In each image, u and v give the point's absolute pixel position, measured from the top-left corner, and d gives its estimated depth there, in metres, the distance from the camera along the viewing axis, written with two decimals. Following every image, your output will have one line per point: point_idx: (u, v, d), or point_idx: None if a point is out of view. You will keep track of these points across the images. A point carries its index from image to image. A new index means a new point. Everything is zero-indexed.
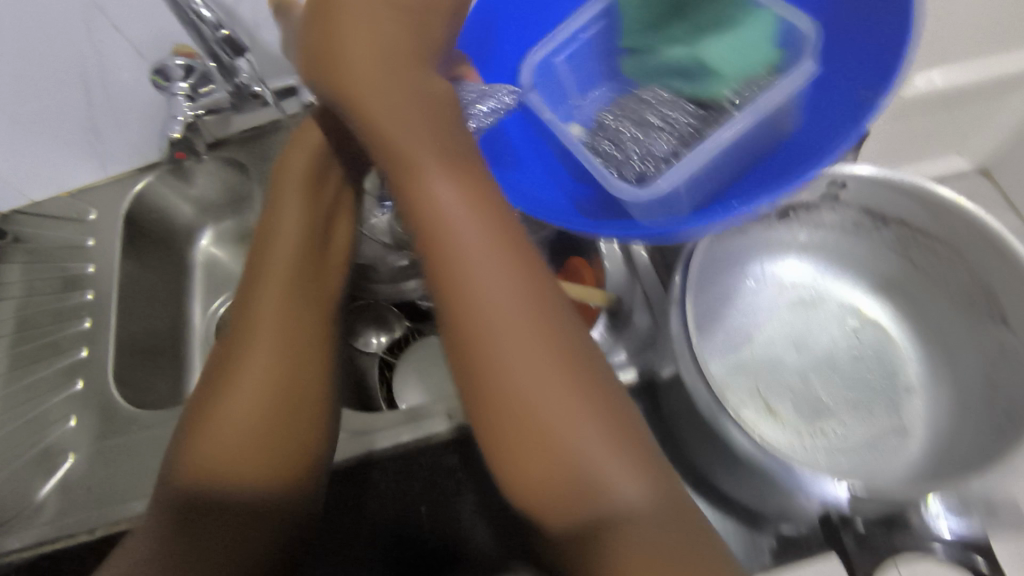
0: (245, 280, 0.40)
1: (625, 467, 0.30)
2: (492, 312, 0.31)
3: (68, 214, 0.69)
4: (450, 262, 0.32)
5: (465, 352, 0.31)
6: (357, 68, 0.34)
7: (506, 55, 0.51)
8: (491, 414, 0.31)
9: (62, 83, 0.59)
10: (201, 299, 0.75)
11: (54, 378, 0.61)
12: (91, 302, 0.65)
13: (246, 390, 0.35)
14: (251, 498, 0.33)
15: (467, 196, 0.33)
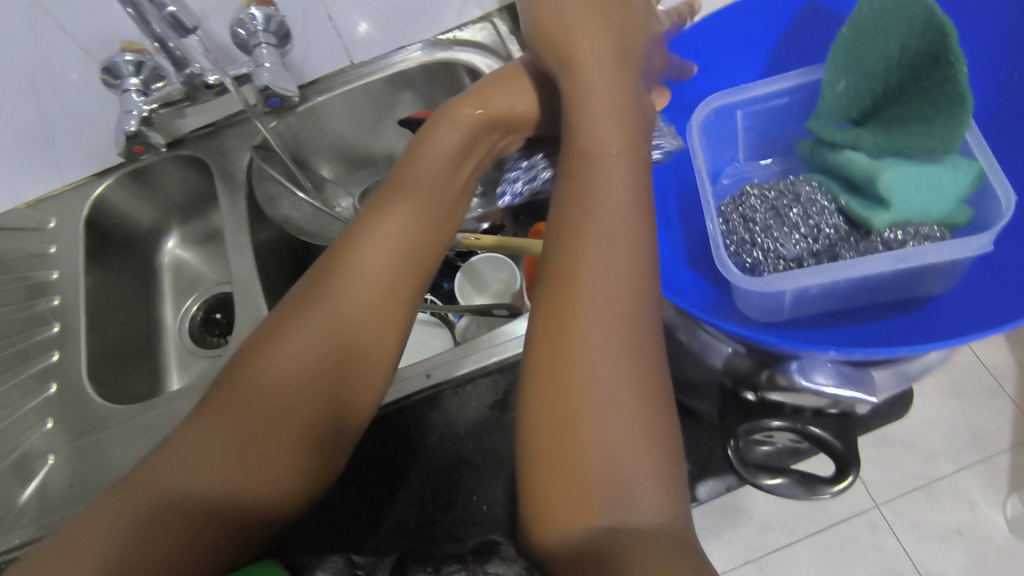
0: (321, 268, 0.42)
1: (651, 478, 0.30)
2: (598, 286, 0.34)
3: (28, 223, 0.69)
4: (574, 242, 0.35)
5: (555, 311, 0.34)
6: (591, 80, 0.41)
7: (691, 87, 0.56)
8: (550, 381, 0.32)
9: (10, 86, 0.59)
10: (172, 300, 0.76)
11: (27, 385, 0.60)
12: (58, 308, 0.64)
13: (280, 379, 0.37)
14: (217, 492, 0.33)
15: (627, 183, 0.37)
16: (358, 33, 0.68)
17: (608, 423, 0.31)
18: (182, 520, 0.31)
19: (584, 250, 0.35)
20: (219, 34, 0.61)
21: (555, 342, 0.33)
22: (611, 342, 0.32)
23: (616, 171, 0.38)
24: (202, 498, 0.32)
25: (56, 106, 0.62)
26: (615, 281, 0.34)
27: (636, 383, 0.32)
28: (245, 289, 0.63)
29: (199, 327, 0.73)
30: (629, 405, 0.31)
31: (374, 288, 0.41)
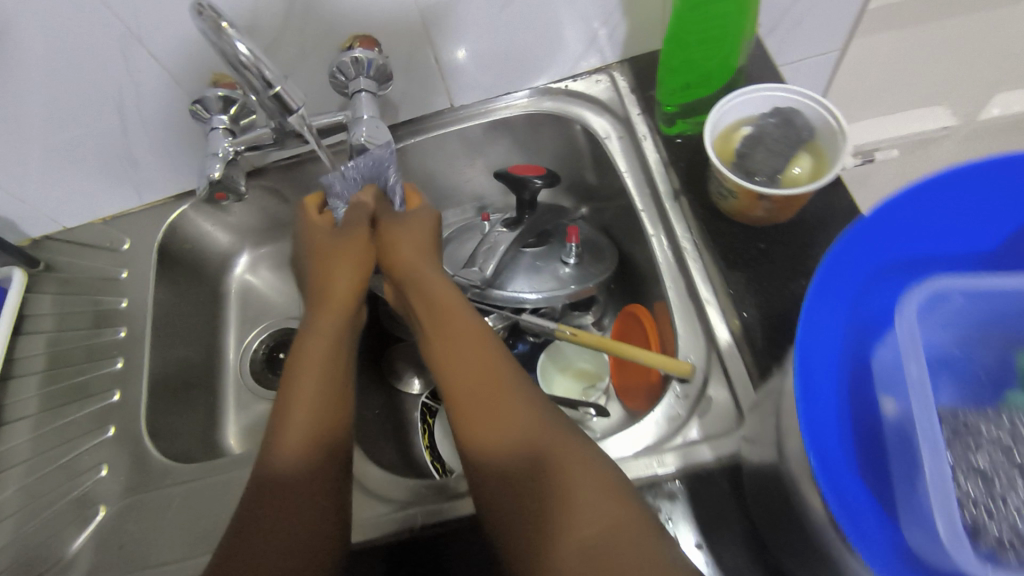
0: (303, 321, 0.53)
1: (599, 491, 0.39)
2: (495, 368, 0.47)
3: (102, 243, 0.67)
4: (456, 346, 0.49)
5: (477, 402, 0.45)
6: (406, 238, 0.55)
7: (899, 223, 0.32)
8: (505, 450, 0.42)
9: (99, 111, 0.56)
10: (236, 331, 0.73)
11: (86, 421, 0.58)
12: (123, 341, 0.63)
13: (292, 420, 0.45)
14: (290, 502, 0.41)
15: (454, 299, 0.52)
16: (464, 76, 0.63)
17: (536, 442, 0.42)
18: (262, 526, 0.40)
19: (447, 343, 0.49)
20: (317, 72, 0.57)
21: (494, 422, 0.43)
22: (499, 391, 0.45)
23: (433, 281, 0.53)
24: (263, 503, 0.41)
25: (142, 133, 0.59)
26: (457, 357, 0.48)
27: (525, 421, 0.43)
28: None
29: (261, 364, 0.70)
30: (525, 443, 0.42)
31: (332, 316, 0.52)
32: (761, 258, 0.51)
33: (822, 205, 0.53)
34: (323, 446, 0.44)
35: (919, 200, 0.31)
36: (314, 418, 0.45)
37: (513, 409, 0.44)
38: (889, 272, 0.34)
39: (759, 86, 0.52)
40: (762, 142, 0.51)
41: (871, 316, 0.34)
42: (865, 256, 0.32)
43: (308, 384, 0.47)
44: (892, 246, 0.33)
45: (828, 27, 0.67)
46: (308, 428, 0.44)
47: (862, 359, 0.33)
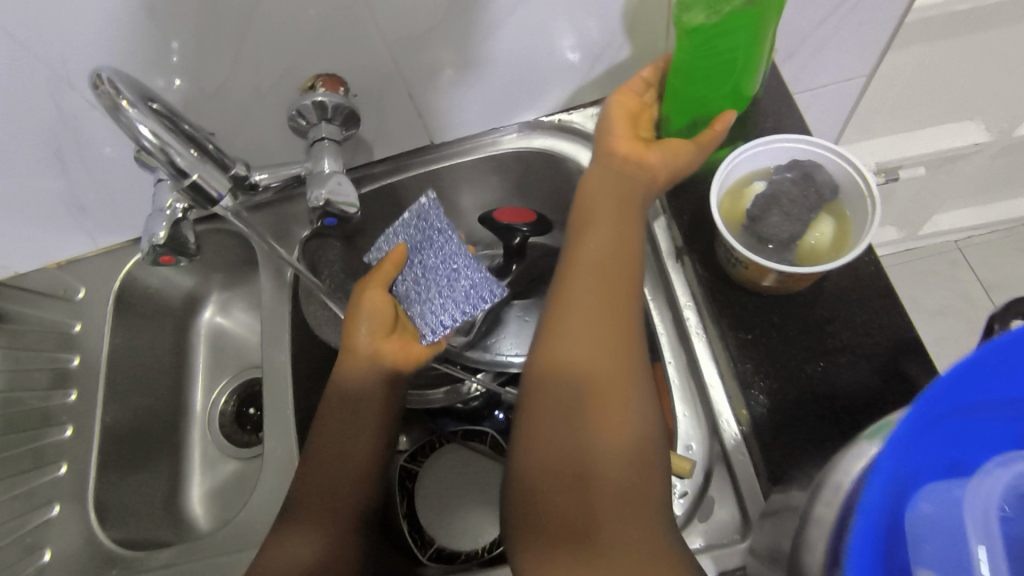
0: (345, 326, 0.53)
1: (645, 455, 0.38)
2: (613, 284, 0.43)
3: (54, 290, 0.62)
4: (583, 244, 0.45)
5: (583, 309, 0.42)
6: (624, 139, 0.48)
7: (988, 377, 0.27)
8: (585, 369, 0.40)
9: (36, 159, 0.50)
10: (205, 379, 0.68)
11: (38, 494, 0.55)
12: (76, 404, 0.58)
13: (329, 415, 0.51)
14: (308, 492, 0.47)
15: (616, 208, 0.46)
16: (444, 112, 0.57)
17: (610, 383, 0.40)
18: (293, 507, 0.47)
19: (580, 246, 0.45)
20: (279, 114, 0.51)
21: (590, 338, 0.41)
22: (612, 314, 0.41)
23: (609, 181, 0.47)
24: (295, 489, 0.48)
25: (87, 180, 0.53)
26: (598, 265, 0.43)
27: (619, 356, 0.40)
28: (277, 411, 0.54)
29: (229, 420, 0.66)
30: (609, 375, 0.40)
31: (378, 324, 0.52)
32: (772, 333, 0.46)
33: (843, 272, 0.47)
34: (348, 448, 0.49)
35: (1001, 352, 0.27)
36: (343, 418, 0.50)
37: (620, 362, 0.40)
38: (949, 420, 0.27)
39: (773, 137, 0.46)
40: (777, 204, 0.44)
41: (917, 471, 0.28)
42: (940, 403, 0.26)
43: (342, 378, 0.51)
44: (954, 395, 0.27)
45: (854, 49, 0.60)
46: (338, 424, 0.50)
47: (895, 516, 0.27)
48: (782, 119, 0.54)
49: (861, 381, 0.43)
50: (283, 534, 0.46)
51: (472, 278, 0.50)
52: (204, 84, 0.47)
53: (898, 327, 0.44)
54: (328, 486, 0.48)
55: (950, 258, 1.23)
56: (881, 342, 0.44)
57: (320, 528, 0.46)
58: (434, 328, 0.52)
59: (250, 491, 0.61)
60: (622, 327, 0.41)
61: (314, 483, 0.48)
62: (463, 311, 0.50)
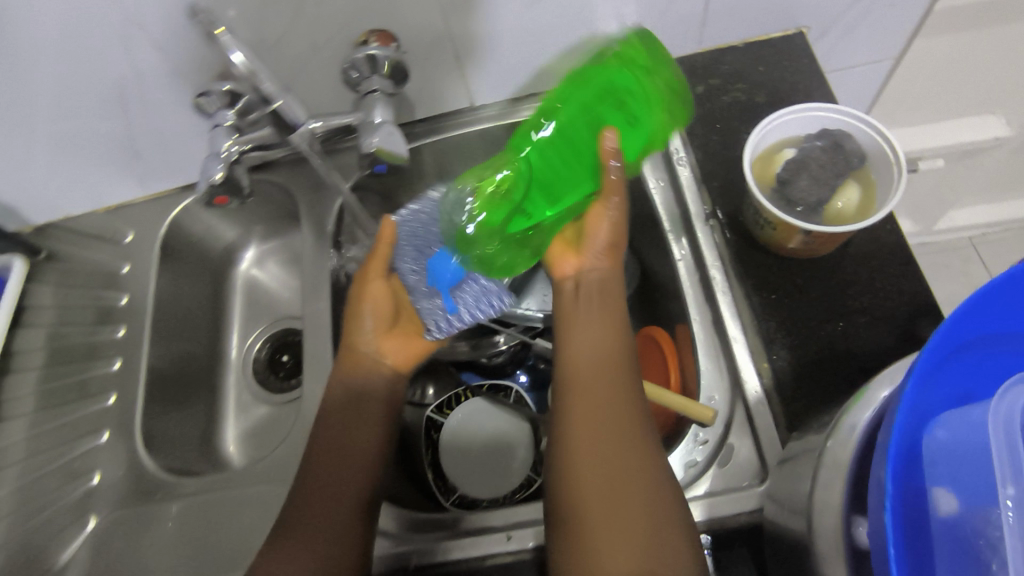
0: (347, 328, 0.52)
1: (663, 524, 0.36)
2: (602, 364, 0.42)
3: (105, 234, 0.65)
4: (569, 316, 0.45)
5: (569, 386, 0.41)
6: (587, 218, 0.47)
7: (1004, 309, 0.29)
8: (580, 448, 0.38)
9: (100, 102, 0.53)
10: (240, 328, 0.71)
11: (85, 423, 0.58)
12: (123, 341, 0.61)
13: (329, 416, 0.49)
14: (311, 496, 0.44)
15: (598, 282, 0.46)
16: (487, 74, 0.59)
17: (611, 457, 0.37)
18: (292, 512, 0.44)
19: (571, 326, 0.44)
20: (330, 68, 0.54)
21: (581, 416, 0.39)
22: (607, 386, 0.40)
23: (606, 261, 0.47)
24: (292, 497, 0.45)
25: (144, 124, 0.56)
26: (597, 334, 0.43)
27: (619, 430, 0.39)
28: (316, 353, 0.56)
29: (262, 366, 0.68)
30: (613, 450, 0.38)
31: (381, 317, 0.52)
32: (796, 295, 0.48)
33: (867, 239, 0.49)
34: (353, 446, 0.47)
35: (1007, 286, 0.28)
36: (347, 419, 0.48)
37: (620, 434, 0.38)
38: (965, 353, 0.29)
39: (803, 106, 0.48)
40: (807, 169, 0.46)
41: (941, 400, 0.29)
42: (954, 335, 0.28)
43: (349, 374, 0.50)
44: (972, 325, 0.29)
45: (886, 31, 0.61)
46: (338, 425, 0.48)
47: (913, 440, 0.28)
48: (813, 94, 0.56)
49: (879, 342, 0.45)
50: (285, 540, 0.42)
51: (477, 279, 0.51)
52: (264, 34, 0.49)
53: (917, 293, 0.46)
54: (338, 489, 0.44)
55: (963, 253, 1.25)
56: (900, 307, 0.46)
57: (324, 522, 0.43)
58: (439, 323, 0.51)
59: (281, 434, 0.64)
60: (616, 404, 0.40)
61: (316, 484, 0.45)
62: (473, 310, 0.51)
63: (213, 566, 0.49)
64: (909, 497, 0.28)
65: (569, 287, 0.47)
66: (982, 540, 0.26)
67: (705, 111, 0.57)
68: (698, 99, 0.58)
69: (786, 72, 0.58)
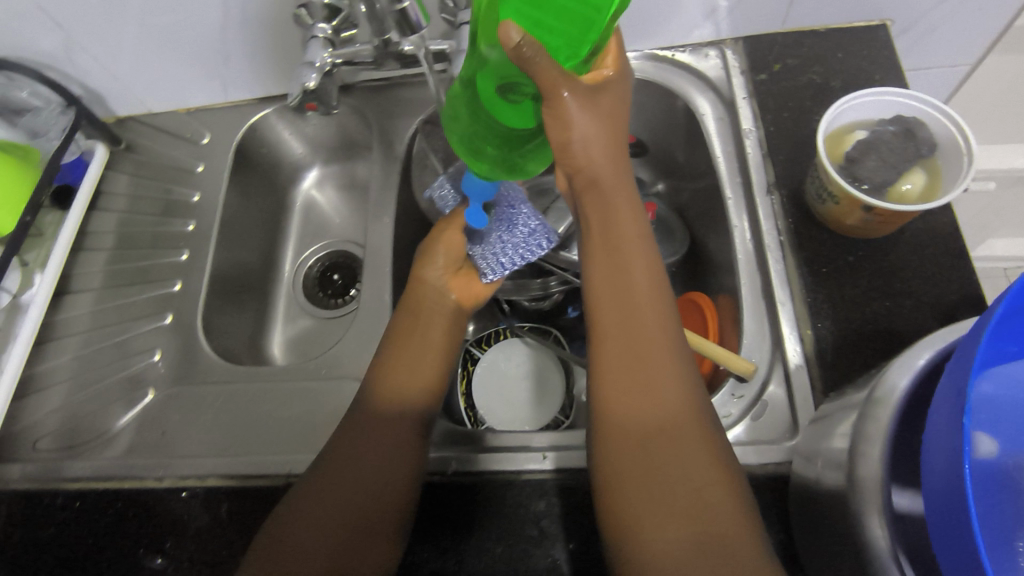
0: (415, 268, 0.56)
1: (712, 496, 0.37)
2: (637, 333, 0.41)
3: (183, 133, 0.68)
4: (598, 271, 0.43)
5: (598, 364, 0.42)
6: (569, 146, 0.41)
7: None
8: (614, 428, 0.39)
9: (205, 3, 0.55)
10: (295, 244, 0.73)
11: (147, 306, 0.61)
12: (190, 235, 0.64)
13: (381, 362, 0.50)
14: (359, 437, 0.46)
15: (620, 224, 0.43)
16: None
17: (654, 438, 0.38)
18: (338, 450, 0.45)
19: (603, 286, 0.43)
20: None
21: (613, 393, 0.40)
22: (650, 361, 0.40)
23: (607, 168, 0.43)
24: (338, 434, 0.46)
25: (239, 29, 0.58)
26: (616, 304, 0.42)
27: (661, 407, 0.39)
28: (375, 270, 0.59)
29: (313, 282, 0.71)
30: (655, 426, 0.39)
31: (448, 262, 0.55)
32: (847, 272, 0.50)
33: (924, 228, 0.50)
34: (400, 394, 0.48)
35: None
36: (398, 360, 0.50)
37: (664, 415, 0.39)
38: None
39: (884, 90, 0.49)
40: (876, 150, 0.48)
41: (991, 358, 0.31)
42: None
43: (406, 318, 0.52)
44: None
45: (970, 35, 0.62)
46: (387, 369, 0.49)
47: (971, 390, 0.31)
48: (887, 84, 0.57)
49: (922, 324, 0.47)
50: (329, 478, 0.44)
51: (531, 223, 0.53)
52: None
53: (966, 284, 0.48)
54: (362, 481, 0.44)
55: (996, 282, 1.25)
56: (948, 295, 0.48)
57: (370, 461, 0.44)
58: (491, 266, 0.53)
59: (323, 346, 0.67)
60: (651, 375, 0.40)
61: (362, 429, 0.46)
62: (520, 254, 0.53)
63: (258, 448, 0.52)
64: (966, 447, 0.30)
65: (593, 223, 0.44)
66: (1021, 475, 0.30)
67: (779, 89, 0.59)
68: (773, 77, 0.59)
69: (864, 61, 0.58)
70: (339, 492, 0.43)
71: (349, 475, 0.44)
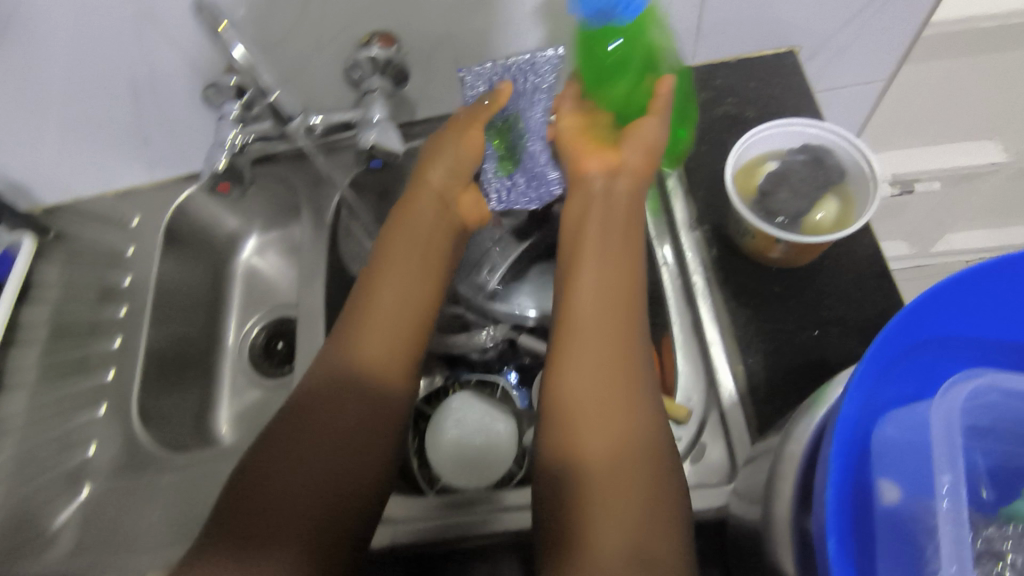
0: (404, 204, 0.57)
1: (649, 491, 0.38)
2: (614, 326, 0.44)
3: (112, 217, 0.67)
4: (585, 268, 0.47)
5: (575, 346, 0.44)
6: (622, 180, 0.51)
7: (946, 316, 0.31)
8: (583, 412, 0.41)
9: (115, 91, 0.55)
10: (238, 314, 0.73)
11: (83, 397, 0.60)
12: (122, 319, 0.63)
13: (372, 319, 0.50)
14: (345, 400, 0.46)
15: (614, 244, 0.49)
16: None
17: (616, 428, 0.40)
18: (321, 409, 0.46)
19: (588, 283, 0.46)
20: (332, 66, 0.56)
21: (593, 373, 0.42)
22: (622, 363, 0.43)
23: (621, 204, 0.51)
24: (317, 390, 0.47)
25: (153, 112, 0.58)
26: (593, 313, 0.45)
27: (623, 399, 0.41)
28: (308, 339, 0.58)
29: (259, 352, 0.70)
30: (614, 416, 0.41)
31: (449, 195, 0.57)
32: (774, 303, 0.49)
33: (843, 251, 0.51)
34: (382, 363, 0.49)
35: (958, 292, 0.30)
36: (388, 318, 0.50)
37: (623, 410, 0.41)
38: (918, 354, 0.32)
39: (789, 121, 0.50)
40: (787, 181, 0.48)
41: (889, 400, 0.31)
42: (912, 331, 0.31)
43: (395, 268, 0.53)
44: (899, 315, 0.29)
45: (878, 54, 0.63)
46: (378, 327, 0.50)
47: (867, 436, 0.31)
48: (800, 111, 0.58)
49: (849, 351, 0.46)
50: (305, 439, 0.44)
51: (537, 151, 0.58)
52: (269, 32, 0.52)
53: (889, 306, 0.48)
54: (337, 445, 0.45)
55: None
56: (873, 318, 0.48)
57: (345, 425, 0.46)
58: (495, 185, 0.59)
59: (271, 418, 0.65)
60: (619, 370, 0.42)
61: (345, 393, 0.47)
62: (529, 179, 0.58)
63: None
64: (856, 489, 0.30)
65: (589, 234, 0.49)
66: (920, 527, 0.28)
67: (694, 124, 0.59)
68: None
69: (775, 89, 0.59)
70: (309, 456, 0.43)
71: (327, 436, 0.45)
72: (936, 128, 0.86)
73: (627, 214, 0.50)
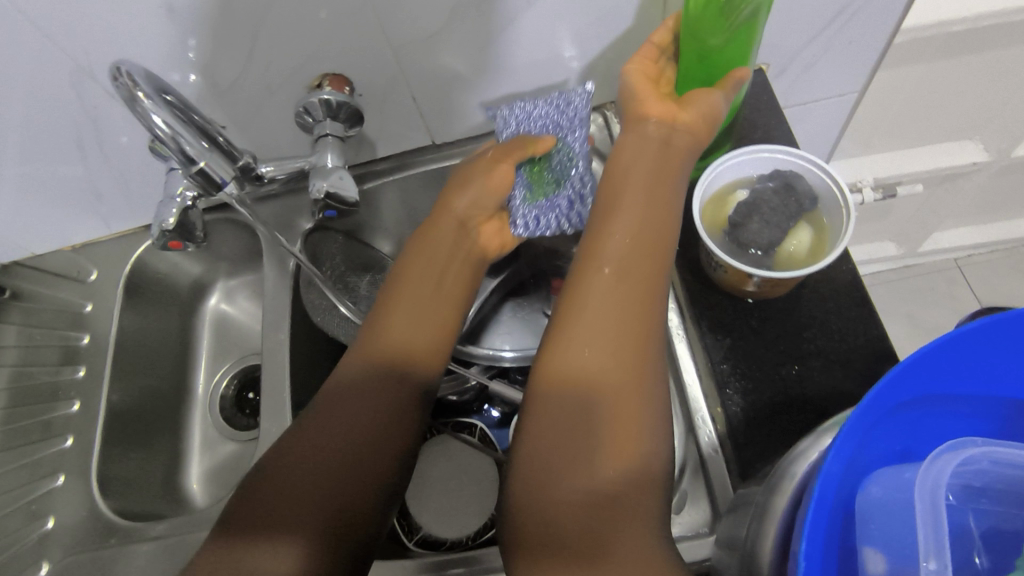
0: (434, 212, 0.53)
1: (637, 485, 0.36)
2: (642, 297, 0.40)
3: (69, 273, 0.65)
4: (616, 225, 0.43)
5: (603, 309, 0.40)
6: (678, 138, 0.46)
7: (935, 370, 0.29)
8: (594, 386, 0.38)
9: (60, 147, 0.53)
10: (208, 364, 0.71)
11: (42, 466, 0.57)
12: (82, 381, 0.61)
13: (401, 319, 0.48)
14: (364, 399, 0.44)
15: (647, 205, 0.44)
16: (450, 116, 0.60)
17: (623, 413, 0.37)
18: (339, 403, 0.44)
19: (622, 241, 0.42)
20: (287, 110, 0.54)
21: (615, 344, 0.39)
22: (645, 343, 0.39)
23: (656, 157, 0.46)
24: (344, 383, 0.45)
25: (103, 166, 0.56)
26: (621, 271, 0.41)
27: (633, 381, 0.38)
28: (275, 393, 0.56)
29: (230, 404, 0.68)
30: (617, 397, 0.38)
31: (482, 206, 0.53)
32: (751, 338, 0.47)
33: (823, 278, 0.49)
34: (403, 366, 0.46)
35: (946, 348, 0.28)
36: (416, 326, 0.48)
37: (631, 393, 0.38)
38: (903, 412, 0.30)
39: (759, 148, 0.48)
40: (758, 211, 0.46)
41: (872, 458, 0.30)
42: (897, 390, 0.29)
43: (422, 274, 0.50)
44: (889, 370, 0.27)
45: (847, 67, 0.62)
46: (406, 329, 0.47)
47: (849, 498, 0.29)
48: (770, 131, 0.56)
49: (833, 386, 0.44)
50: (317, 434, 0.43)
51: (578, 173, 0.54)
52: (215, 80, 0.50)
53: (872, 337, 0.46)
54: (344, 444, 0.42)
55: (949, 276, 1.25)
56: (855, 349, 0.46)
57: (362, 428, 0.43)
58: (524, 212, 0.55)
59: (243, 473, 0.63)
60: (634, 348, 0.39)
61: (361, 391, 0.45)
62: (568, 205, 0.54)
63: None
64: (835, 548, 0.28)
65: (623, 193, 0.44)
66: None
67: None
68: None
69: (746, 109, 0.58)
70: (316, 454, 0.42)
71: (339, 433, 0.43)
72: (918, 132, 0.84)
73: (664, 173, 0.45)
